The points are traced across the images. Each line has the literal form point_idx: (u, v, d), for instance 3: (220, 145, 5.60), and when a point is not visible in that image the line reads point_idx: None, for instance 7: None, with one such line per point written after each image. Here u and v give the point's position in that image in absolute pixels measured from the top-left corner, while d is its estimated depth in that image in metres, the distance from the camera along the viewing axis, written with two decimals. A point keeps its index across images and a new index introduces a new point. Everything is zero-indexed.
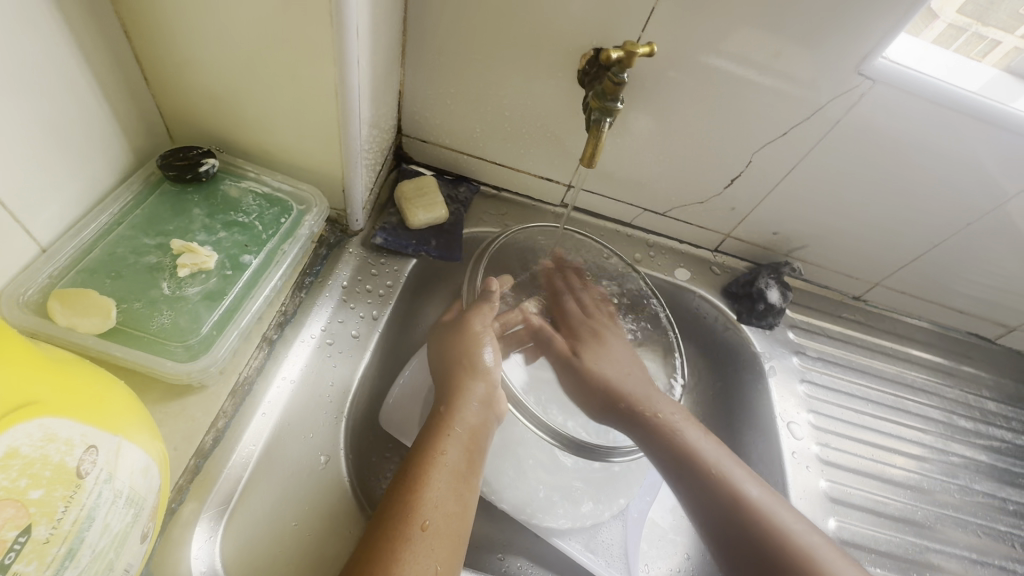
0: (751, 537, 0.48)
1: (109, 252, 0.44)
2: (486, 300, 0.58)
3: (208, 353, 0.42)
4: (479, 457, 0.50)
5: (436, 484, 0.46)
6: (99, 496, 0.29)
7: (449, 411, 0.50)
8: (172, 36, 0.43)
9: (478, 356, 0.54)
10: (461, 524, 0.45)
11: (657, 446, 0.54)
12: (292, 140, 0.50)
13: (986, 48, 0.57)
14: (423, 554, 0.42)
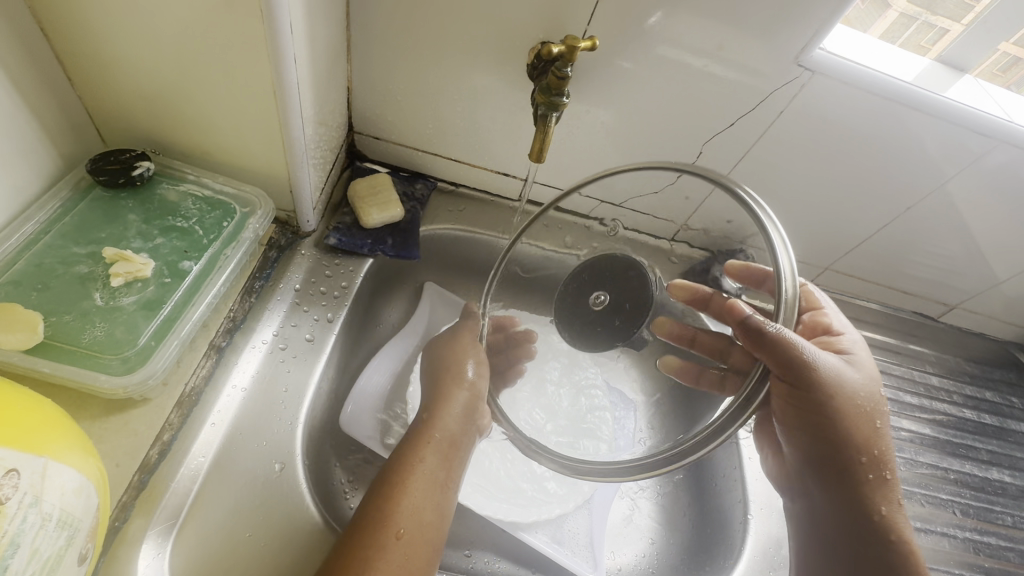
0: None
1: (35, 264, 0.42)
2: (469, 318, 0.57)
3: (146, 365, 0.40)
4: (457, 465, 0.52)
5: (414, 492, 0.47)
6: (23, 522, 0.27)
7: (431, 421, 0.53)
8: (95, 34, 0.41)
9: (460, 365, 0.55)
10: (438, 533, 0.47)
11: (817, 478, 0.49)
12: (233, 140, 0.49)
13: (935, 36, 0.60)
14: (396, 562, 0.43)
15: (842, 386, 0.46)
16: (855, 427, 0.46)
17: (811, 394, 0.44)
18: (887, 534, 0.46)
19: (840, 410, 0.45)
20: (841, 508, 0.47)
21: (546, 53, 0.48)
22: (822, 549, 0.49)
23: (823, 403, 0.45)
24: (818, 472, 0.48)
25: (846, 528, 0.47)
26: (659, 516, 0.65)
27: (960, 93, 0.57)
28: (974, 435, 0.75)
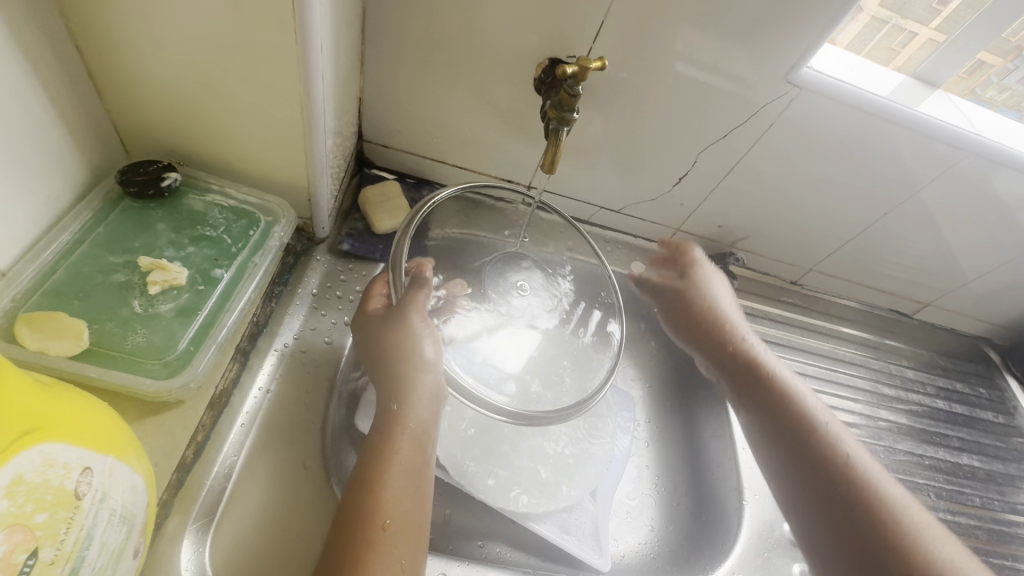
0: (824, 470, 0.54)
1: (75, 273, 0.44)
2: (416, 287, 0.50)
3: (187, 369, 0.42)
4: (432, 447, 0.49)
5: (393, 483, 0.44)
6: (96, 515, 0.29)
7: (400, 409, 0.48)
8: (128, 52, 0.43)
9: (416, 349, 0.48)
10: (423, 515, 0.45)
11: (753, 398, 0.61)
12: (257, 151, 0.50)
13: (905, 39, 0.63)
14: (386, 554, 0.41)
15: (731, 312, 0.67)
16: (745, 344, 0.64)
17: (704, 317, 0.67)
18: (813, 428, 0.57)
19: (734, 332, 0.65)
20: (776, 418, 0.58)
21: (563, 73, 0.49)
22: (796, 474, 0.55)
23: (716, 324, 0.66)
24: (740, 393, 0.62)
25: (795, 440, 0.56)
26: (661, 506, 0.69)
27: (932, 108, 0.62)
28: (946, 424, 0.81)
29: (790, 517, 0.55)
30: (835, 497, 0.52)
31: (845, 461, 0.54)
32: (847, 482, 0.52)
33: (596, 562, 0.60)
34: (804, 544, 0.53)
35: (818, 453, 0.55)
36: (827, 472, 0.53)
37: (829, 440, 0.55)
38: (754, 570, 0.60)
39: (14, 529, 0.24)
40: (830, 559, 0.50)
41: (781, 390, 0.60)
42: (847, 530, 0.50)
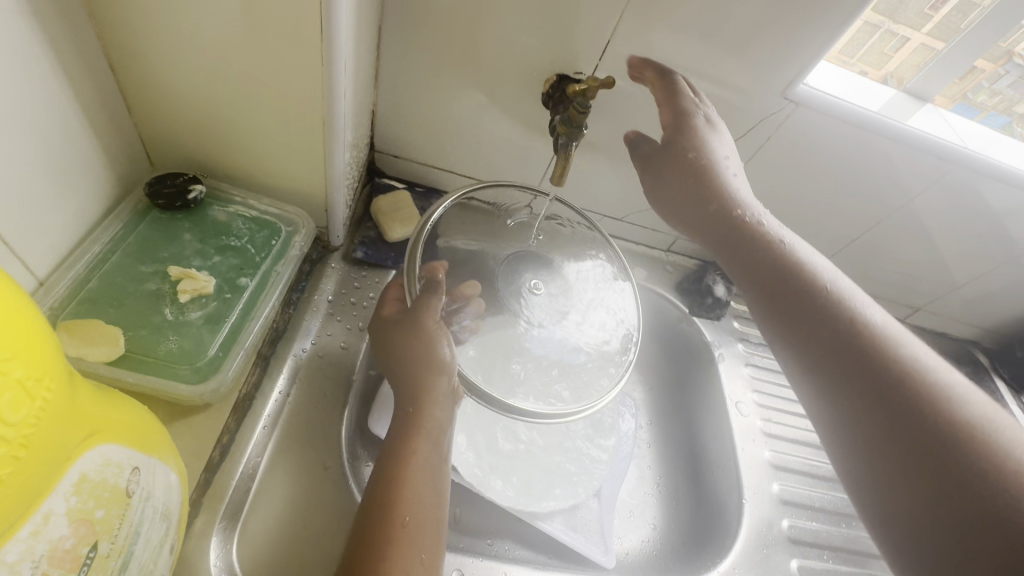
0: (913, 412, 0.40)
1: (108, 281, 0.47)
2: (430, 291, 0.52)
3: (216, 374, 0.45)
4: (447, 446, 0.51)
5: (414, 480, 0.46)
6: (141, 513, 0.31)
7: (417, 410, 0.49)
8: (160, 73, 0.45)
9: (433, 351, 0.50)
10: (440, 511, 0.47)
11: (800, 299, 0.46)
12: (279, 164, 0.53)
13: (897, 44, 0.65)
14: (407, 548, 0.43)
15: (732, 168, 0.53)
16: (749, 211, 0.51)
17: (702, 172, 0.50)
18: (839, 296, 0.46)
19: (737, 198, 0.51)
20: (822, 336, 0.45)
21: (574, 90, 0.52)
22: (864, 410, 0.42)
23: (718, 186, 0.50)
24: (777, 320, 0.47)
25: (853, 363, 0.43)
26: (663, 505, 0.71)
27: (922, 122, 0.65)
28: None
29: (822, 416, 0.44)
30: (889, 379, 0.41)
31: (905, 354, 0.43)
32: (917, 389, 0.41)
33: (601, 559, 0.62)
34: (838, 429, 0.43)
35: (859, 326, 0.44)
36: (873, 348, 0.43)
37: (863, 332, 0.44)
38: (754, 565, 0.63)
39: (79, 523, 0.26)
40: (884, 480, 0.40)
41: (779, 251, 0.49)
42: (917, 437, 0.39)
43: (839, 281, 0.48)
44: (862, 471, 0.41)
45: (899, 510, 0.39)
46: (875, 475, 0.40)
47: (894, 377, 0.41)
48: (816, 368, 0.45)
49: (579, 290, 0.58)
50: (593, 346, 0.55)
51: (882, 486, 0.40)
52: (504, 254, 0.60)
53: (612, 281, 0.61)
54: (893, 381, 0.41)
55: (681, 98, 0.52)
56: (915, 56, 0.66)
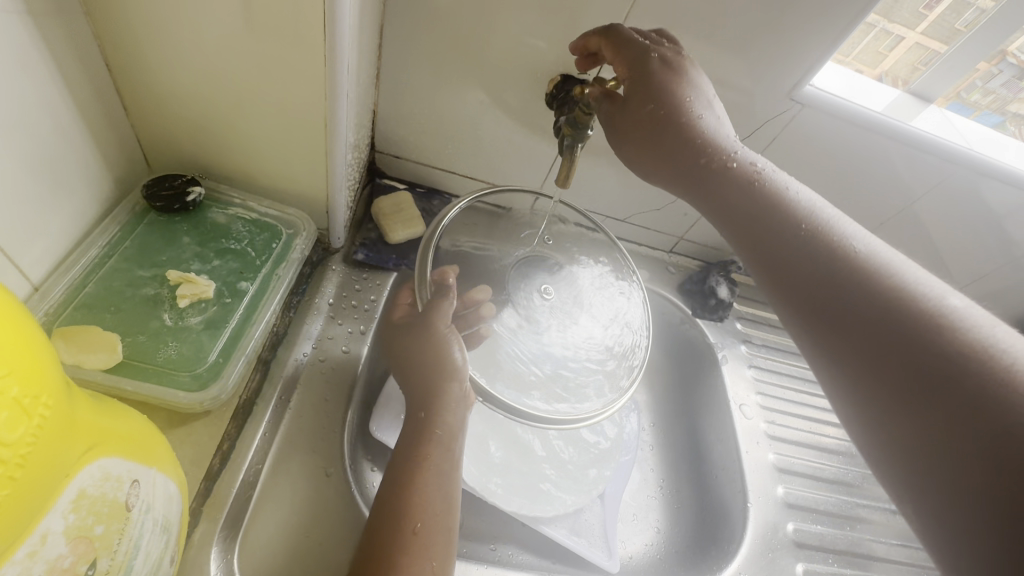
0: (935, 357, 0.34)
1: (105, 286, 0.46)
2: (441, 296, 0.52)
3: (217, 381, 0.44)
4: (459, 451, 0.51)
5: (426, 488, 0.47)
6: (141, 527, 0.30)
7: (429, 416, 0.50)
8: (157, 72, 0.44)
9: (445, 356, 0.51)
10: (451, 518, 0.47)
11: (797, 246, 0.41)
12: (280, 165, 0.52)
13: (892, 43, 0.64)
14: (420, 556, 0.44)
15: (706, 106, 0.47)
16: (724, 151, 0.45)
17: (667, 117, 0.45)
18: (827, 232, 0.41)
19: (710, 138, 0.45)
20: (820, 285, 0.39)
21: (581, 91, 0.49)
22: (879, 362, 0.35)
23: (687, 127, 0.45)
24: (773, 271, 0.42)
25: (861, 312, 0.37)
26: (667, 508, 0.71)
27: (927, 123, 0.64)
28: None
29: (822, 372, 0.38)
30: (892, 318, 0.36)
31: (909, 287, 0.37)
32: (926, 323, 0.35)
33: (605, 564, 0.61)
34: (842, 385, 0.37)
35: (850, 263, 0.39)
36: (868, 286, 0.37)
37: (869, 274, 0.38)
38: (759, 569, 0.63)
39: (78, 540, 0.25)
40: (902, 431, 0.34)
41: (761, 191, 0.44)
42: (932, 380, 0.33)
43: (838, 223, 0.42)
44: (874, 427, 0.35)
45: (923, 465, 0.32)
46: (890, 427, 0.34)
47: (910, 321, 0.35)
48: (819, 320, 0.39)
49: (591, 295, 0.57)
50: (606, 352, 0.54)
51: (899, 439, 0.34)
52: (514, 258, 0.58)
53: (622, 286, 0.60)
54: (908, 326, 0.35)
55: (636, 40, 0.46)
56: (911, 54, 0.65)
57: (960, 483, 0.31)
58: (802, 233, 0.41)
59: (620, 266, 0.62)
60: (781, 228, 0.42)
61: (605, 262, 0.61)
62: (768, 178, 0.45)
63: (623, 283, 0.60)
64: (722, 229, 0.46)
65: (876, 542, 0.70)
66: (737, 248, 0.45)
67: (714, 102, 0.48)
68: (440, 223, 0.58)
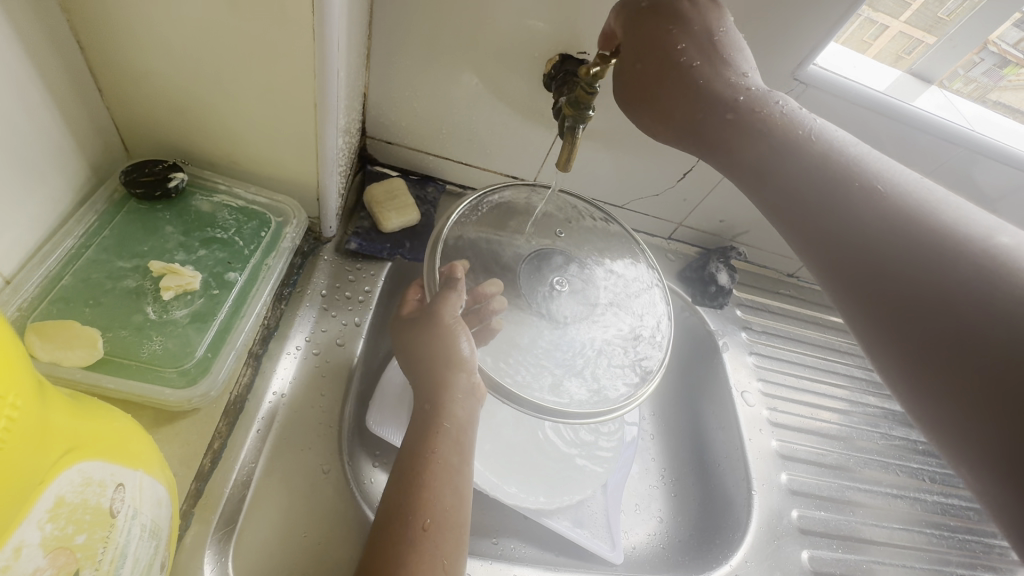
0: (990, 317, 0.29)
1: (83, 279, 0.43)
2: (450, 288, 0.52)
3: (205, 377, 0.42)
4: (469, 446, 0.50)
5: (433, 483, 0.45)
6: (128, 533, 0.28)
7: (437, 408, 0.49)
8: (133, 50, 0.41)
9: (453, 348, 0.50)
10: (463, 514, 0.46)
11: (826, 192, 0.36)
12: (270, 150, 0.49)
13: (876, 33, 0.62)
14: (429, 553, 0.42)
15: (709, 45, 0.42)
16: (736, 96, 0.41)
17: (665, 66, 0.42)
18: (860, 174, 0.36)
19: (717, 79, 0.42)
20: (854, 236, 0.34)
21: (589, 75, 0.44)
22: (927, 320, 0.31)
23: (683, 73, 0.42)
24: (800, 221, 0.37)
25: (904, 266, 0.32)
26: (668, 497, 0.70)
27: (928, 104, 0.63)
28: None
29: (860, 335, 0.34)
30: (930, 270, 0.31)
31: (960, 242, 0.32)
32: (971, 277, 0.30)
33: (610, 555, 0.60)
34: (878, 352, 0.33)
35: (888, 211, 0.34)
36: (904, 235, 0.33)
37: (913, 223, 0.33)
38: (765, 558, 0.62)
39: (57, 552, 0.23)
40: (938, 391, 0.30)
41: (785, 138, 0.39)
42: (974, 339, 0.29)
43: (876, 168, 0.37)
44: (903, 388, 0.31)
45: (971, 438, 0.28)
46: (922, 386, 0.30)
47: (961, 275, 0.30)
48: (853, 273, 0.34)
49: (604, 292, 0.58)
50: (614, 346, 0.54)
51: (933, 400, 0.30)
52: (526, 251, 0.59)
53: (641, 282, 0.60)
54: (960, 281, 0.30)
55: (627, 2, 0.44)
56: (895, 43, 0.64)
57: (1006, 448, 0.27)
58: (834, 179, 0.36)
59: (646, 269, 0.61)
60: (811, 174, 0.37)
61: (624, 261, 0.61)
62: (799, 126, 0.40)
63: (644, 283, 0.60)
64: (740, 177, 0.41)
65: (877, 527, 0.69)
66: (758, 199, 0.40)
67: (724, 35, 0.43)
68: (451, 215, 0.57)
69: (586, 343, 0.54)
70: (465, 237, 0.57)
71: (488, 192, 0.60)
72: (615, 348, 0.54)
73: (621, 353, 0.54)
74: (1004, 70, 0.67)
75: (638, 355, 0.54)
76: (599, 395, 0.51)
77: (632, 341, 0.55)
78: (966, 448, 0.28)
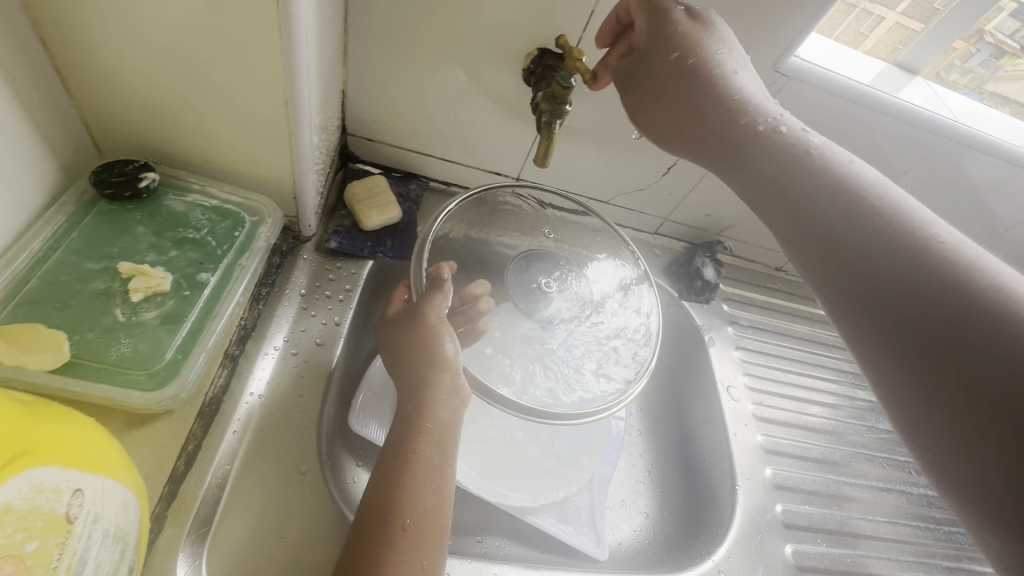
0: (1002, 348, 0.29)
1: (50, 281, 0.43)
2: (435, 289, 0.51)
3: (176, 379, 0.42)
4: (452, 446, 0.49)
5: (414, 484, 0.45)
6: (89, 538, 0.28)
7: (418, 409, 0.48)
8: (98, 49, 0.40)
9: (437, 349, 0.49)
10: (444, 515, 0.45)
11: (837, 212, 0.37)
12: (242, 149, 0.49)
13: (873, 23, 0.63)
14: (408, 554, 0.42)
15: (725, 62, 0.43)
16: (750, 113, 0.42)
17: (681, 77, 0.43)
18: (873, 200, 0.37)
19: (731, 95, 0.42)
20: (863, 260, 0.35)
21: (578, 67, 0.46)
22: (935, 347, 0.31)
23: (701, 84, 0.42)
24: (810, 240, 0.38)
25: (916, 294, 0.33)
26: (654, 492, 0.70)
27: (912, 95, 0.63)
28: None
29: (866, 361, 0.34)
30: (939, 295, 0.32)
31: (974, 274, 0.32)
32: (981, 308, 0.31)
33: (594, 552, 0.60)
34: (885, 376, 0.33)
35: (901, 238, 0.34)
36: (915, 260, 0.33)
37: (928, 251, 0.33)
38: (748, 553, 0.62)
39: (4, 560, 0.23)
40: (943, 419, 0.31)
41: (797, 161, 0.40)
42: (978, 368, 0.30)
43: (893, 195, 0.37)
44: (906, 412, 0.32)
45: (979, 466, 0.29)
46: (928, 411, 0.31)
47: (976, 304, 0.31)
48: (861, 296, 0.35)
49: (591, 292, 0.58)
50: (599, 346, 0.54)
51: (937, 429, 0.31)
52: (515, 252, 0.60)
53: (629, 280, 0.60)
54: (973, 310, 0.31)
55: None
56: (890, 35, 0.65)
57: (1006, 475, 0.28)
58: (848, 205, 0.37)
59: (632, 267, 0.61)
60: (818, 195, 0.38)
61: (606, 259, 0.61)
62: (807, 147, 0.41)
63: (630, 281, 0.60)
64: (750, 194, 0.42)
65: (863, 520, 0.70)
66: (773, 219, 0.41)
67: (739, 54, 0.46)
68: (440, 214, 0.56)
69: (575, 345, 0.54)
70: (451, 237, 0.57)
71: (485, 189, 0.59)
72: (604, 348, 0.54)
73: (610, 353, 0.54)
74: (1001, 60, 0.67)
75: (625, 355, 0.54)
76: (589, 396, 0.51)
77: (622, 340, 0.55)
78: (955, 461, 0.30)
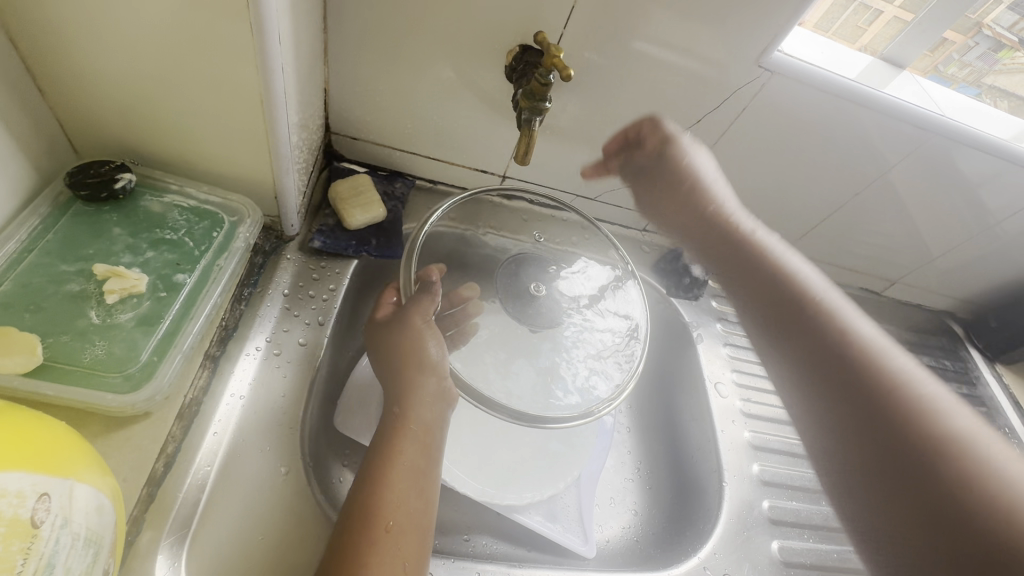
0: (934, 453, 0.46)
1: (23, 284, 0.42)
2: (424, 292, 0.51)
3: (151, 380, 0.42)
4: (437, 449, 0.49)
5: (398, 486, 0.45)
6: (57, 542, 0.28)
7: (403, 411, 0.48)
8: (67, 49, 0.40)
9: (422, 351, 0.49)
10: (427, 516, 0.45)
11: (821, 365, 0.55)
12: (219, 149, 0.48)
13: (872, 17, 0.63)
14: (391, 555, 0.42)
15: (705, 195, 0.63)
16: (777, 278, 0.60)
17: (734, 249, 0.62)
18: (871, 358, 0.53)
19: (775, 275, 0.60)
20: (857, 398, 0.51)
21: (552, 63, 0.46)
22: (873, 477, 0.50)
23: (754, 261, 0.61)
24: (795, 353, 0.58)
25: (874, 400, 0.50)
26: (643, 490, 0.70)
27: (899, 88, 0.62)
28: None
29: (824, 450, 0.55)
30: (902, 440, 0.48)
31: (925, 411, 0.48)
32: (932, 440, 0.47)
33: (581, 550, 0.60)
34: (842, 483, 0.53)
35: (882, 382, 0.51)
36: (895, 406, 0.49)
37: (886, 385, 0.50)
38: (734, 550, 0.62)
39: None
40: (875, 510, 0.49)
41: (819, 323, 0.56)
42: (924, 496, 0.46)
43: (879, 342, 0.54)
44: (870, 536, 0.51)
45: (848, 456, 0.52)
46: (880, 529, 0.49)
47: (925, 424, 0.48)
48: (847, 425, 0.53)
49: (580, 293, 0.58)
50: (588, 346, 0.54)
51: (881, 544, 0.49)
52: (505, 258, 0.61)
53: (617, 279, 0.60)
54: (923, 429, 0.47)
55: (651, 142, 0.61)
56: (889, 29, 0.64)
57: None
58: (840, 333, 0.55)
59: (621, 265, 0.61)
60: (834, 356, 0.54)
61: (593, 260, 0.61)
62: (801, 279, 0.60)
63: (618, 280, 0.60)
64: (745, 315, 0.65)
65: None
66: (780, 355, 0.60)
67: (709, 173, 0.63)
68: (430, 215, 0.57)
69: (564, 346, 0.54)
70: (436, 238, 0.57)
71: (475, 195, 0.60)
72: (594, 349, 0.54)
73: (599, 353, 0.54)
74: (1001, 53, 0.67)
75: (614, 355, 0.54)
76: (580, 397, 0.51)
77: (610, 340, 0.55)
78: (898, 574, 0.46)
